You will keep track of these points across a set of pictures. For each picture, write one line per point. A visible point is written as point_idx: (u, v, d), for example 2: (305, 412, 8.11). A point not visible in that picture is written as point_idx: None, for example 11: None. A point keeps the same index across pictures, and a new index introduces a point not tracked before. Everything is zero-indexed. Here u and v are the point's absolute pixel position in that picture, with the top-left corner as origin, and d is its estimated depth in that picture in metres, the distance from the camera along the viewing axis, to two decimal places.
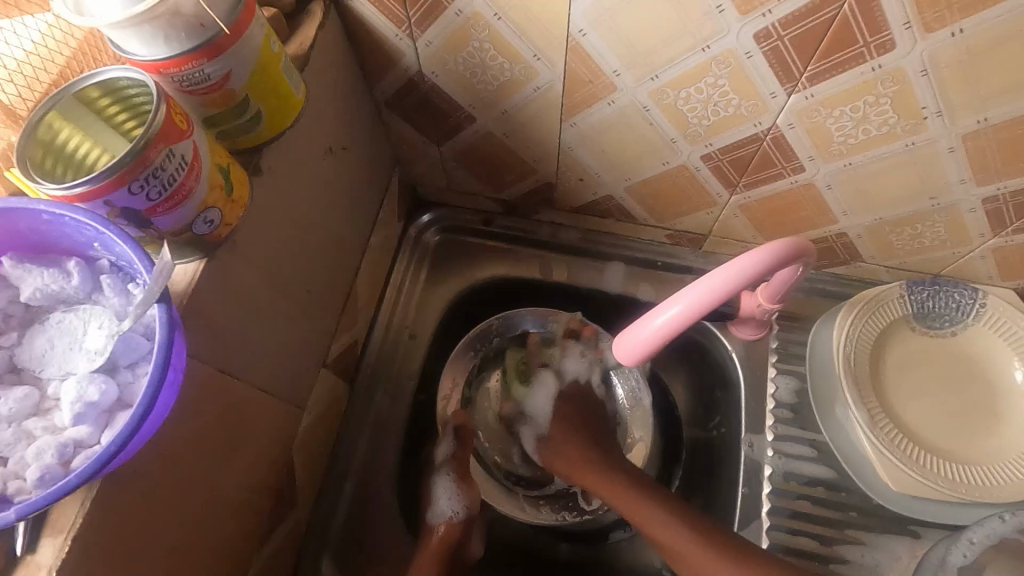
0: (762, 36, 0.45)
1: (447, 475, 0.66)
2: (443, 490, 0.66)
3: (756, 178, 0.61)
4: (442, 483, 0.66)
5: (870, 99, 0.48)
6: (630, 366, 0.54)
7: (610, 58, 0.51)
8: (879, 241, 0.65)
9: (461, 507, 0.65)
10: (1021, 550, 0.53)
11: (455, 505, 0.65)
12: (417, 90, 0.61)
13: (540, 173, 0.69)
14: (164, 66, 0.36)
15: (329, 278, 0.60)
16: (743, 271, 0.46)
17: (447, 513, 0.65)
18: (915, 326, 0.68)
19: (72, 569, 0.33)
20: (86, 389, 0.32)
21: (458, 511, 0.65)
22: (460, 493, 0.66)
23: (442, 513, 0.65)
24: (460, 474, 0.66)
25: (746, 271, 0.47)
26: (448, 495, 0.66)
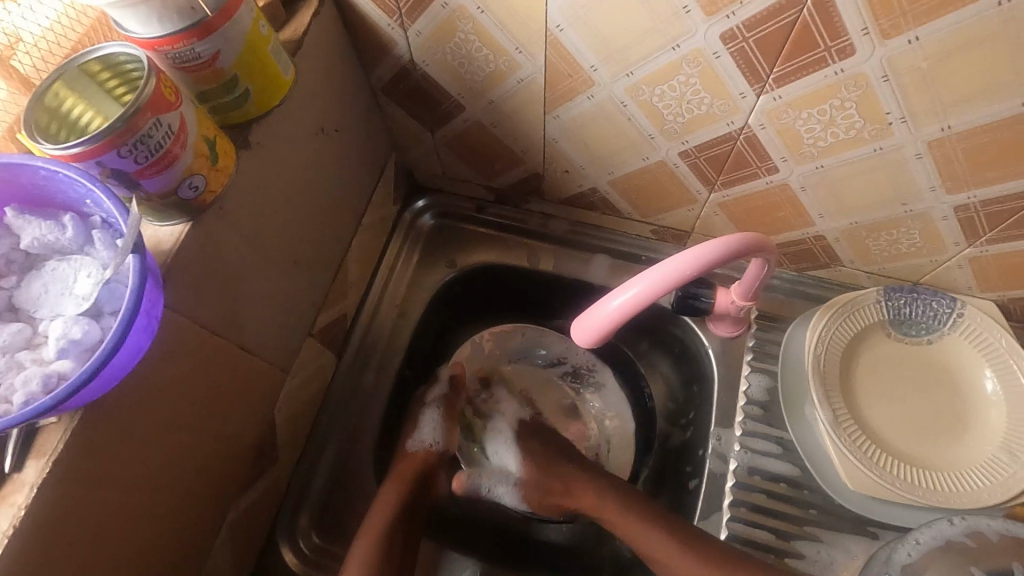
0: (727, 37, 0.47)
1: (435, 411, 0.74)
2: (430, 420, 0.74)
3: (732, 177, 0.62)
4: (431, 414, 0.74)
5: (836, 102, 0.50)
6: (586, 347, 0.55)
7: (586, 54, 0.53)
8: (857, 245, 0.66)
9: (439, 439, 0.73)
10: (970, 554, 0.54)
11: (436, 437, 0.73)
12: (411, 78, 0.64)
13: (528, 163, 0.71)
14: (158, 43, 0.40)
15: (317, 252, 0.64)
16: (702, 262, 0.48)
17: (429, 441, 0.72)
18: (891, 331, 0.68)
19: (52, 489, 0.37)
20: (70, 328, 0.36)
21: (437, 442, 0.73)
22: (442, 427, 0.74)
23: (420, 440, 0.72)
24: (447, 413, 0.75)
25: (699, 260, 0.48)
26: (432, 426, 0.74)
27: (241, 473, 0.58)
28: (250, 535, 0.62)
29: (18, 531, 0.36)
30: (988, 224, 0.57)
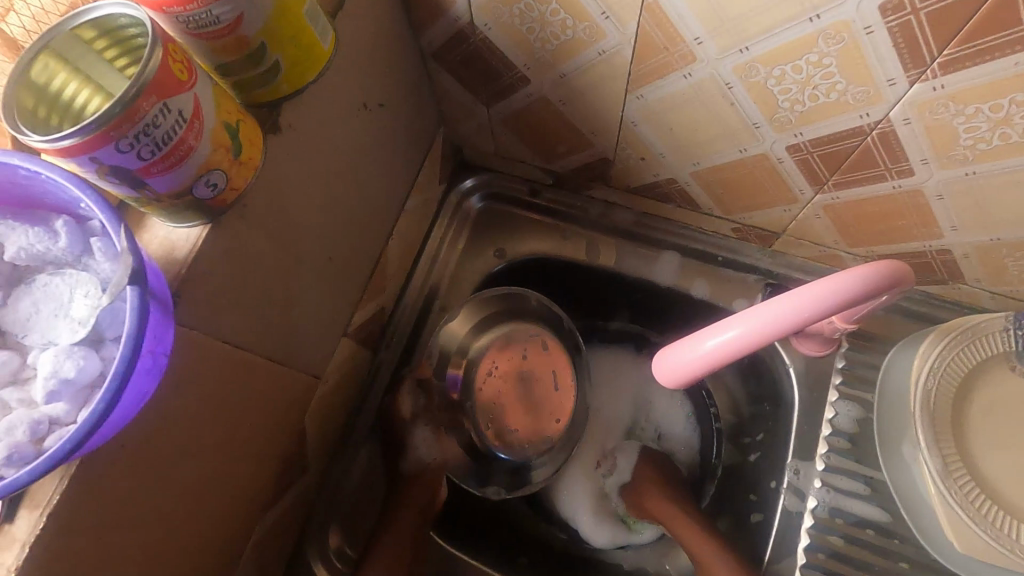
0: (890, 7, 0.36)
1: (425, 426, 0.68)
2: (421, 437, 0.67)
3: (849, 178, 0.52)
4: (422, 430, 0.67)
5: (1019, 97, 0.38)
6: (670, 388, 0.47)
7: (692, 24, 0.43)
8: (991, 264, 0.55)
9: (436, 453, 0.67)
10: None
11: (431, 454, 0.67)
12: (468, 43, 0.54)
13: (597, 147, 0.62)
14: (167, 4, 0.31)
15: (355, 243, 0.57)
16: (833, 298, 0.39)
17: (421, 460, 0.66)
18: (1016, 366, 0.58)
19: (48, 545, 0.32)
20: (62, 364, 0.30)
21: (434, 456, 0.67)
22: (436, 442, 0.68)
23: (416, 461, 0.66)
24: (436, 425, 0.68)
25: (827, 296, 0.39)
26: (425, 442, 0.67)
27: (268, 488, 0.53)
28: (278, 549, 0.58)
29: None
30: None
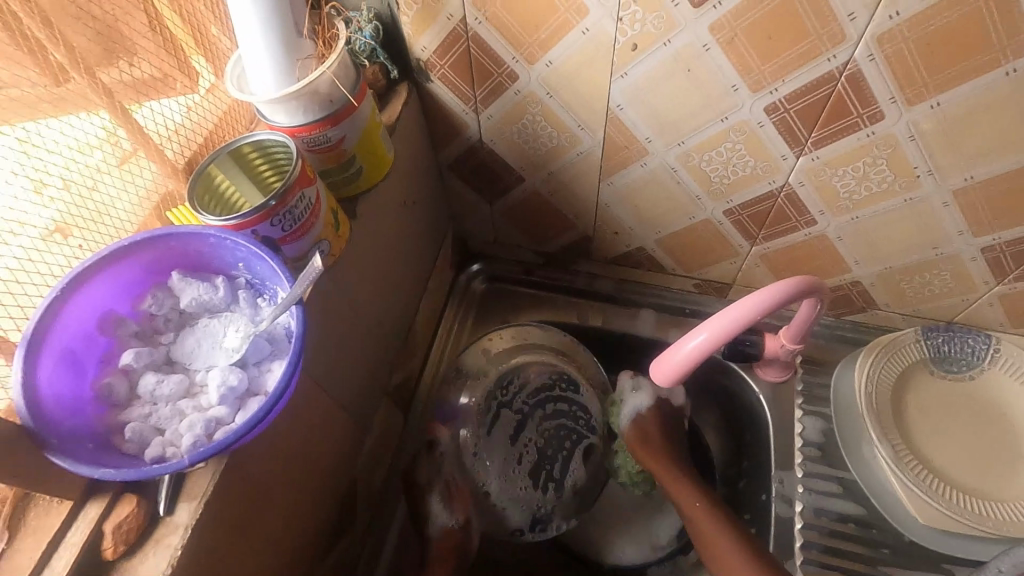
0: (771, 109, 0.55)
1: (438, 488, 0.69)
2: (437, 503, 0.68)
3: (773, 231, 0.68)
4: (433, 495, 0.68)
5: (867, 160, 0.57)
6: (665, 385, 0.59)
7: (642, 128, 0.61)
8: (891, 289, 0.72)
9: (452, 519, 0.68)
10: None
11: (453, 517, 0.68)
12: (476, 155, 0.71)
13: (579, 228, 0.78)
14: (297, 131, 0.46)
15: (394, 311, 0.69)
16: (756, 308, 0.52)
17: (446, 524, 0.68)
18: (934, 369, 0.72)
19: (201, 530, 0.40)
20: (228, 377, 0.40)
21: (457, 519, 0.68)
22: (452, 503, 0.69)
23: (440, 525, 0.67)
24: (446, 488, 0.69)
25: (754, 308, 0.52)
26: (441, 506, 0.68)
27: (323, 526, 0.60)
28: None
29: (174, 570, 0.38)
30: (1017, 262, 0.62)
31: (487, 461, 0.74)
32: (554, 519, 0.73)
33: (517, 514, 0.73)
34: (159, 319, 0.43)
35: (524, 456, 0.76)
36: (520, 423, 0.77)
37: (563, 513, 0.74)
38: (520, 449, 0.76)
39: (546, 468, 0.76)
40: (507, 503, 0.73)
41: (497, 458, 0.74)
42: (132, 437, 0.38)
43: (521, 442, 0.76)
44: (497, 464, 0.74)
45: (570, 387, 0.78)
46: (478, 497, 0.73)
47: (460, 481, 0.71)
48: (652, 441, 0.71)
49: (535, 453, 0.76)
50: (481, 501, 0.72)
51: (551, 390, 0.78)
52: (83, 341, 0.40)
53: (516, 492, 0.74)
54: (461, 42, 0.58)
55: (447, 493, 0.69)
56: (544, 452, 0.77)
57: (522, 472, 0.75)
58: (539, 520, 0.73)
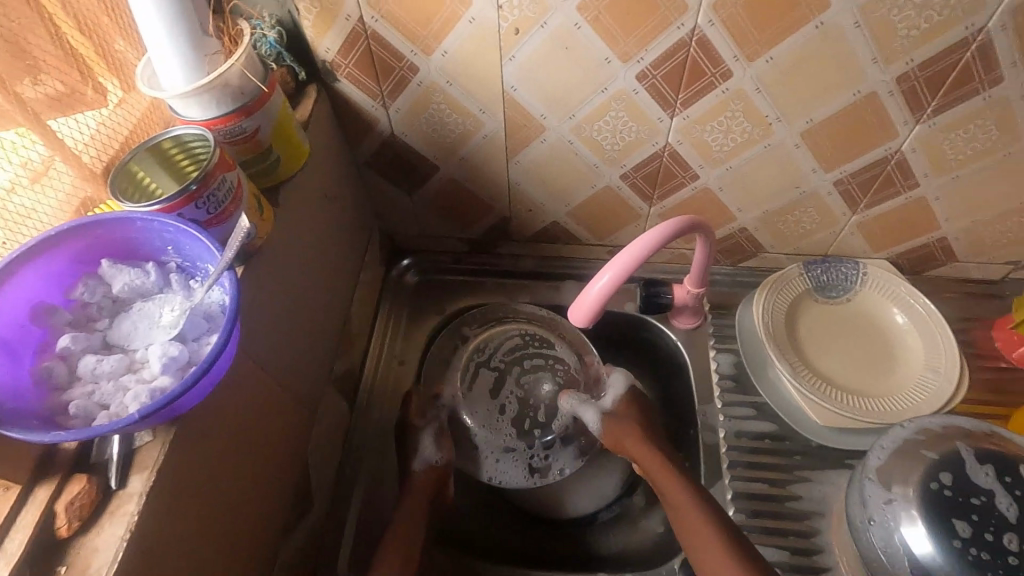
0: (641, 76, 0.63)
1: (430, 433, 0.76)
2: (428, 442, 0.75)
3: (665, 190, 0.77)
4: (425, 437, 0.76)
5: (727, 114, 0.66)
6: (581, 327, 0.63)
7: (537, 106, 0.68)
8: (772, 231, 0.82)
9: (437, 457, 0.75)
10: (936, 433, 0.62)
11: (438, 455, 0.75)
12: (391, 149, 0.76)
13: (496, 210, 0.84)
14: (212, 123, 0.50)
15: (328, 302, 0.72)
16: (645, 245, 0.59)
17: (430, 461, 0.74)
18: (817, 297, 0.82)
19: (156, 497, 0.42)
20: (168, 348, 0.42)
21: (440, 459, 0.75)
22: (439, 445, 0.76)
23: (424, 461, 0.74)
24: (437, 431, 0.77)
25: (647, 245, 0.59)
26: (429, 447, 0.75)
27: (281, 511, 0.62)
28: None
29: (133, 536, 0.40)
30: (863, 191, 0.74)
31: (472, 412, 0.80)
32: (551, 462, 0.79)
33: (508, 462, 0.78)
34: (93, 307, 0.45)
35: (506, 406, 0.81)
36: (499, 378, 0.83)
37: (562, 458, 0.80)
38: (502, 401, 0.82)
39: (530, 416, 0.81)
40: (499, 449, 0.79)
41: (488, 410, 0.81)
42: (77, 413, 0.40)
43: (502, 393, 0.82)
44: (482, 414, 0.80)
45: (544, 342, 0.85)
46: (466, 447, 0.79)
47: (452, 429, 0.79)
48: (631, 434, 0.75)
49: (518, 403, 0.81)
50: (470, 447, 0.79)
51: (525, 348, 0.85)
52: (17, 331, 0.41)
53: (510, 442, 0.79)
54: (361, 40, 0.63)
55: (437, 432, 0.77)
56: (526, 404, 0.81)
57: (505, 421, 0.80)
58: (532, 465, 0.78)
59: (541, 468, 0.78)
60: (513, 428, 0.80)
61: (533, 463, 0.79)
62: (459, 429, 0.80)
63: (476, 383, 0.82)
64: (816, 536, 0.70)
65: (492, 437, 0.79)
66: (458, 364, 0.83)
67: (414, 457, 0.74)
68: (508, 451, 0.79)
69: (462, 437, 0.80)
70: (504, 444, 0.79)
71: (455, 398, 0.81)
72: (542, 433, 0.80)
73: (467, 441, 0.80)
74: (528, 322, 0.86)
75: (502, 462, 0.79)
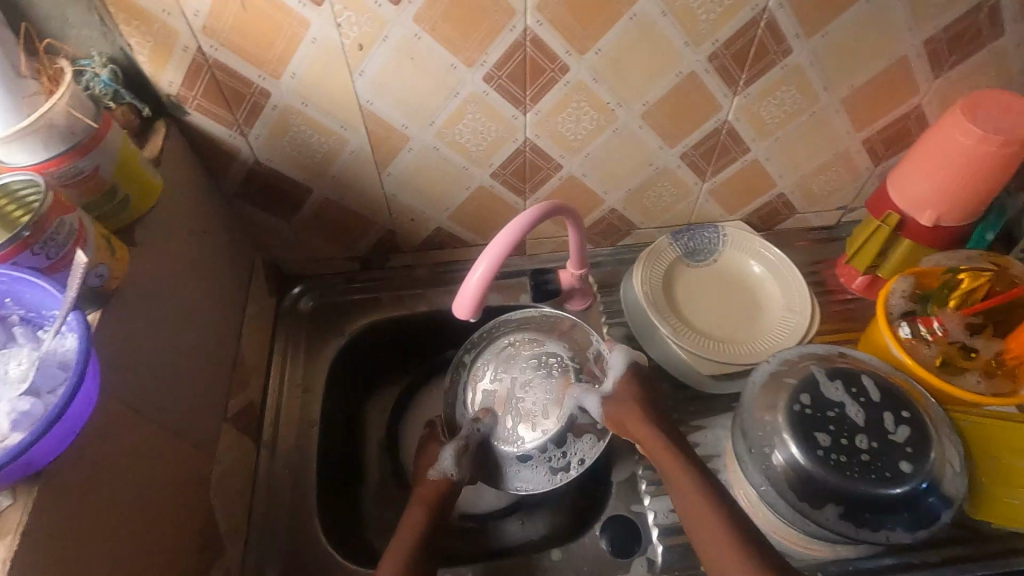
0: (487, 79, 0.67)
1: (451, 444, 0.76)
2: (446, 453, 0.75)
3: (534, 183, 0.82)
4: (444, 450, 0.75)
5: (573, 105, 0.72)
6: (468, 319, 0.65)
7: (397, 117, 0.70)
8: (639, 208, 0.89)
9: (451, 468, 0.74)
10: (794, 362, 0.70)
11: (451, 466, 0.74)
12: (259, 177, 0.76)
13: (379, 224, 0.86)
14: (41, 168, 0.49)
15: (214, 340, 0.70)
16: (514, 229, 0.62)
17: (445, 472, 0.73)
18: (688, 262, 0.90)
19: (23, 565, 0.40)
20: (17, 402, 0.41)
21: (454, 471, 0.74)
22: (454, 456, 0.75)
23: (440, 471, 0.74)
24: (438, 442, 0.78)
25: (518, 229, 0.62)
26: (448, 461, 0.74)
27: (189, 561, 0.60)
28: None
29: None
30: (707, 161, 0.82)
31: (487, 421, 0.78)
32: (570, 458, 0.75)
33: (529, 466, 0.76)
34: None
35: (515, 409, 0.79)
36: (505, 384, 0.81)
37: (586, 449, 0.76)
38: (513, 405, 0.79)
39: (536, 416, 0.78)
40: (521, 453, 0.76)
41: (504, 416, 0.78)
42: None
43: (510, 398, 0.80)
44: (498, 421, 0.78)
45: (536, 342, 0.84)
46: (487, 460, 0.77)
47: (475, 446, 0.77)
48: (638, 417, 0.71)
49: (525, 406, 0.78)
50: (492, 457, 0.77)
51: (519, 352, 0.83)
52: None
53: (529, 445, 0.76)
54: (204, 70, 0.63)
55: (457, 446, 0.76)
56: (536, 403, 0.79)
57: (517, 423, 0.78)
58: (557, 464, 0.75)
59: (564, 468, 0.75)
60: (529, 429, 0.77)
61: (556, 463, 0.75)
62: (477, 439, 0.77)
63: (486, 393, 0.81)
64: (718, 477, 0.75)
65: (508, 444, 0.77)
66: (467, 381, 0.83)
67: (431, 467, 0.74)
68: (529, 454, 0.76)
69: (483, 449, 0.77)
70: (524, 446, 0.76)
71: (470, 413, 0.80)
72: (553, 428, 0.76)
73: (488, 453, 0.77)
74: (529, 329, 0.86)
75: (522, 467, 0.76)
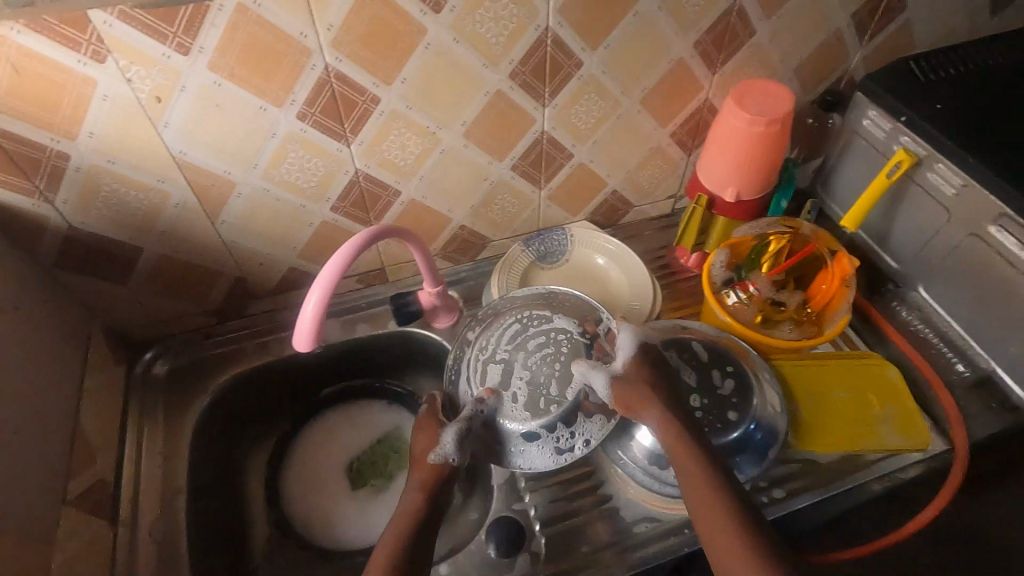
0: (301, 117, 0.69)
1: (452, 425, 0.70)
2: (450, 435, 0.69)
3: (377, 210, 0.84)
4: (445, 431, 0.70)
5: (394, 132, 0.75)
6: (308, 352, 0.64)
7: (218, 164, 0.70)
8: (486, 221, 0.93)
9: (452, 452, 0.68)
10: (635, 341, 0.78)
11: (451, 449, 0.68)
12: (78, 242, 0.72)
13: (225, 273, 0.84)
14: None
15: (40, 421, 0.66)
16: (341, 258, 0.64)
17: (446, 456, 0.68)
18: (542, 266, 0.96)
19: None
20: None
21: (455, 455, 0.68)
22: (455, 437, 0.69)
23: (441, 455, 0.68)
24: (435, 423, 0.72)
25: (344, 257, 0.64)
26: (449, 443, 0.69)
27: None
28: None
29: None
30: (537, 170, 0.88)
31: (493, 399, 0.74)
32: (576, 439, 0.72)
33: (530, 449, 0.72)
34: None
35: (518, 390, 0.75)
36: (506, 367, 0.77)
37: (591, 430, 0.73)
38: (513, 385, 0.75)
39: (544, 394, 0.74)
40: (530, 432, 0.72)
41: (509, 396, 0.74)
42: None
43: (513, 378, 0.76)
44: (501, 398, 0.74)
45: (543, 317, 0.81)
46: (492, 443, 0.73)
47: (479, 428, 0.73)
48: (647, 404, 0.66)
49: (527, 385, 0.75)
50: (496, 437, 0.73)
51: (526, 331, 0.80)
52: None
53: (535, 427, 0.72)
54: None
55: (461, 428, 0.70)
56: (540, 381, 0.75)
57: (520, 404, 0.74)
58: (558, 445, 0.72)
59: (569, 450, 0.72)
60: (534, 406, 0.73)
61: (558, 444, 0.72)
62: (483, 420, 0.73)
63: (489, 371, 0.77)
64: (588, 460, 0.80)
65: (515, 424, 0.73)
66: (472, 357, 0.79)
67: (432, 449, 0.69)
68: (530, 438, 0.72)
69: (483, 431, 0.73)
70: (533, 424, 0.72)
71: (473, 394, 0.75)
72: (561, 407, 0.73)
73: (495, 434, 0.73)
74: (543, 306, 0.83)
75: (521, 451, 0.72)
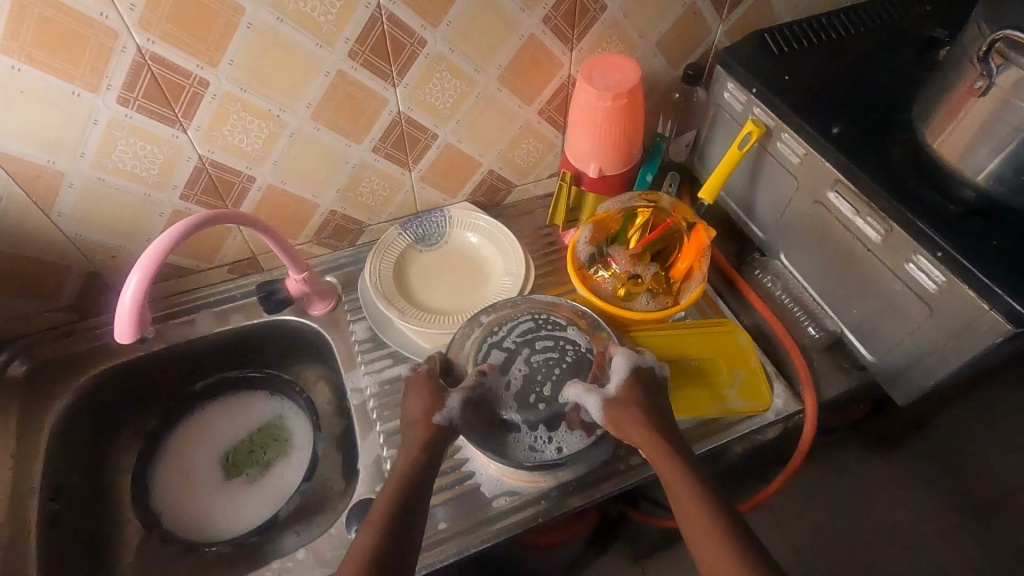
0: (123, 102, 0.67)
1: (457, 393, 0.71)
2: (451, 402, 0.70)
3: (233, 197, 0.82)
4: (453, 395, 0.71)
5: (232, 116, 0.73)
6: (129, 342, 0.63)
7: (38, 153, 0.68)
8: (357, 205, 0.92)
9: (444, 415, 0.69)
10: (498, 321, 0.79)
11: (447, 414, 0.69)
12: None
13: (75, 266, 0.81)
14: None
15: None
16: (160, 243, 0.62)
17: (448, 418, 0.69)
18: (420, 247, 0.95)
19: None
20: None
21: (455, 417, 0.70)
22: (455, 405, 0.70)
23: (445, 415, 0.69)
24: (435, 390, 0.71)
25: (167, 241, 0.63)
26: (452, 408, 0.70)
27: None
28: None
29: None
30: (401, 151, 0.87)
31: (491, 381, 0.73)
32: (552, 444, 0.72)
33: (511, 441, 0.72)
34: None
35: (513, 380, 0.74)
36: (508, 357, 0.76)
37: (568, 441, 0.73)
38: (511, 374, 0.75)
39: (536, 390, 0.73)
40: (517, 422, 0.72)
41: (508, 385, 0.74)
42: None
43: (512, 367, 0.75)
44: (496, 382, 0.73)
45: (558, 325, 0.80)
46: (481, 423, 0.73)
47: (476, 403, 0.72)
48: (638, 423, 0.67)
49: (524, 378, 0.74)
50: (484, 414, 0.73)
51: (537, 330, 0.79)
52: None
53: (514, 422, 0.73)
54: None
55: (466, 397, 0.71)
56: (535, 377, 0.74)
57: (511, 396, 0.73)
58: (537, 445, 0.72)
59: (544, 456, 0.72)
60: (518, 399, 0.73)
61: (537, 447, 0.72)
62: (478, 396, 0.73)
63: (490, 355, 0.76)
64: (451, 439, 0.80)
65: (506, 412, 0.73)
66: (477, 337, 0.78)
67: (436, 408, 0.69)
68: (514, 433, 0.73)
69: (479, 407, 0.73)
70: (518, 419, 0.72)
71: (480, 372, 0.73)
72: (549, 409, 0.73)
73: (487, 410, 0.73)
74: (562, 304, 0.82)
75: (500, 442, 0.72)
